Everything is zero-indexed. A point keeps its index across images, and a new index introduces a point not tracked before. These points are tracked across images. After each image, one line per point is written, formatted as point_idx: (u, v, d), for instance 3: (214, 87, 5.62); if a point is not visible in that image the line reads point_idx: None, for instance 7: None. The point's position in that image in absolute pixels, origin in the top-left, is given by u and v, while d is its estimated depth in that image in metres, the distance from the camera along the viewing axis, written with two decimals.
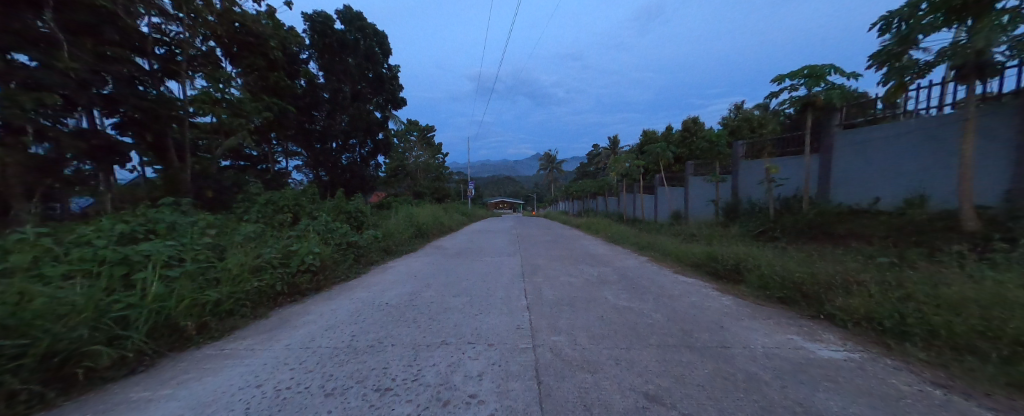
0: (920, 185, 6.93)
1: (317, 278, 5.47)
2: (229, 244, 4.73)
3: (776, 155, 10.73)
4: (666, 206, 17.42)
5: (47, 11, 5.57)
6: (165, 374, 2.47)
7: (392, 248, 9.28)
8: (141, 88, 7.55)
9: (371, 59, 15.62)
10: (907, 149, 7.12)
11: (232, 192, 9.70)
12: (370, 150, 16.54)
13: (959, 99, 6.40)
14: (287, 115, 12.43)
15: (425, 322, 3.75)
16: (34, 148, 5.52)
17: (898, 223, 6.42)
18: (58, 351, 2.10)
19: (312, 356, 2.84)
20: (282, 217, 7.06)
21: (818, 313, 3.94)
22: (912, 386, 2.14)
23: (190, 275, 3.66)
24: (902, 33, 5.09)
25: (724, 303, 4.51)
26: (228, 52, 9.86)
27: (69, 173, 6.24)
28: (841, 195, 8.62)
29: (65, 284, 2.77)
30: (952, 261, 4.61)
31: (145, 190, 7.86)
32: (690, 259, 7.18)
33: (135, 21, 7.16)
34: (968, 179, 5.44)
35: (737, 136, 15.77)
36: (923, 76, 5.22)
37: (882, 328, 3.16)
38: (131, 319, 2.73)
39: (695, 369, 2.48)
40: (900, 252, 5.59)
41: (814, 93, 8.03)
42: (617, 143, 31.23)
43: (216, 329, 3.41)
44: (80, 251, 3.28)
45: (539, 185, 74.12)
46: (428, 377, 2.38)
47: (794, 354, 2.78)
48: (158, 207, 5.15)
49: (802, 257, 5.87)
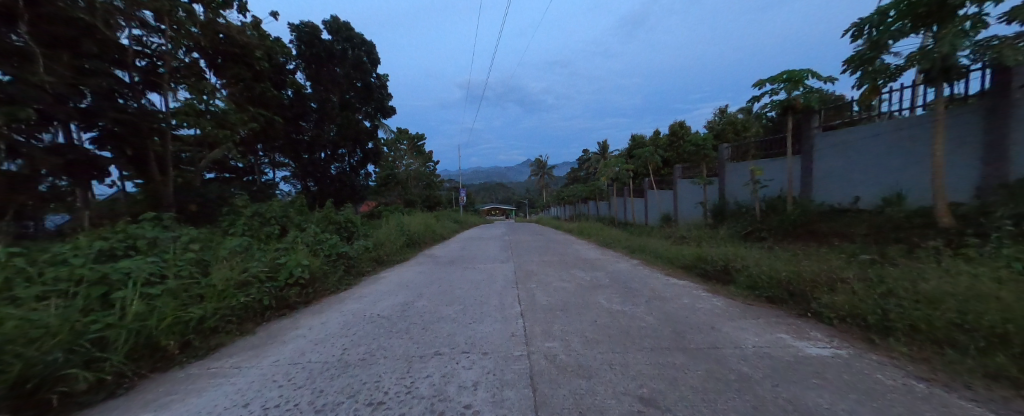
0: (896, 184, 7.19)
1: (306, 291, 5.36)
2: (214, 259, 4.60)
3: (760, 157, 11.02)
4: (656, 209, 17.63)
5: (22, 23, 5.43)
6: (146, 396, 2.38)
7: (384, 258, 9.17)
8: (120, 101, 7.34)
9: (359, 68, 15.58)
10: (883, 149, 7.40)
11: (216, 205, 9.48)
12: (359, 159, 16.40)
13: (929, 101, 6.72)
14: (274, 125, 12.26)
15: (418, 332, 3.69)
16: (6, 164, 5.33)
17: (878, 221, 6.63)
18: (32, 376, 2.03)
19: (301, 371, 2.77)
20: (269, 230, 6.92)
21: (806, 311, 4.03)
22: (897, 380, 2.19)
23: (173, 292, 3.54)
24: (873, 39, 5.33)
25: (714, 304, 4.56)
26: (212, 63, 9.73)
27: (44, 189, 6.02)
28: (823, 194, 8.88)
29: (38, 306, 2.67)
30: (929, 257, 4.77)
31: (125, 204, 7.63)
32: (680, 262, 7.27)
33: (115, 33, 7.03)
34: (941, 178, 5.66)
35: (722, 139, 16.13)
36: (893, 80, 5.45)
37: (867, 324, 3.25)
38: (109, 340, 2.64)
39: (687, 371, 2.50)
40: (881, 249, 5.76)
41: (793, 96, 8.29)
42: (607, 148, 31.54)
43: (199, 347, 3.30)
44: (55, 271, 3.15)
45: (530, 191, 74.26)
46: (421, 389, 2.35)
47: (783, 353, 2.83)
48: (138, 223, 5.00)
49: (788, 256, 6.00)
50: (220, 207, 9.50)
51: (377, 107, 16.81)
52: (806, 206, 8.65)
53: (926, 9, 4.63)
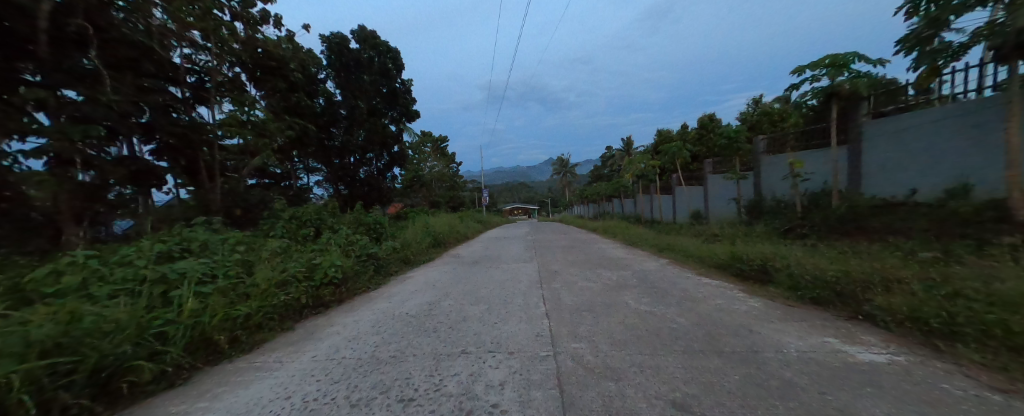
0: (963, 174, 6.70)
1: (339, 290, 5.64)
2: (258, 260, 4.93)
3: (800, 148, 10.67)
4: (686, 206, 17.81)
5: (92, 49, 6.08)
6: (200, 387, 2.59)
7: (410, 258, 9.42)
8: (174, 115, 8.05)
9: (385, 75, 16.09)
10: (950, 131, 6.86)
11: (257, 209, 10.16)
12: (386, 162, 16.92)
13: (1001, 81, 6.11)
14: (308, 133, 12.96)
15: (445, 331, 3.77)
16: (81, 175, 6.01)
17: (940, 216, 6.24)
18: (105, 367, 2.27)
19: (337, 367, 2.90)
20: (305, 231, 7.29)
21: (857, 314, 3.74)
22: (968, 391, 1.93)
23: (222, 291, 3.82)
24: (932, 16, 5.29)
25: (751, 305, 4.33)
26: (251, 76, 10.46)
27: (112, 197, 6.75)
28: (873, 188, 8.47)
29: (110, 303, 2.96)
30: (1003, 255, 4.34)
31: (179, 210, 8.35)
32: (712, 261, 7.00)
33: (168, 53, 7.71)
34: (1016, 168, 5.23)
35: (757, 131, 15.89)
36: (956, 58, 5.42)
37: (929, 328, 2.96)
38: (169, 335, 2.89)
39: (724, 375, 2.37)
40: (945, 246, 5.32)
41: (838, 83, 7.95)
42: (631, 145, 31.08)
43: (246, 342, 3.56)
44: (124, 271, 3.50)
45: (552, 190, 73.83)
46: (449, 387, 2.38)
47: (834, 358, 2.63)
48: (192, 227, 5.43)
49: (834, 255, 5.60)
50: (260, 211, 10.17)
51: (402, 111, 17.28)
52: (855, 200, 8.23)
53: None
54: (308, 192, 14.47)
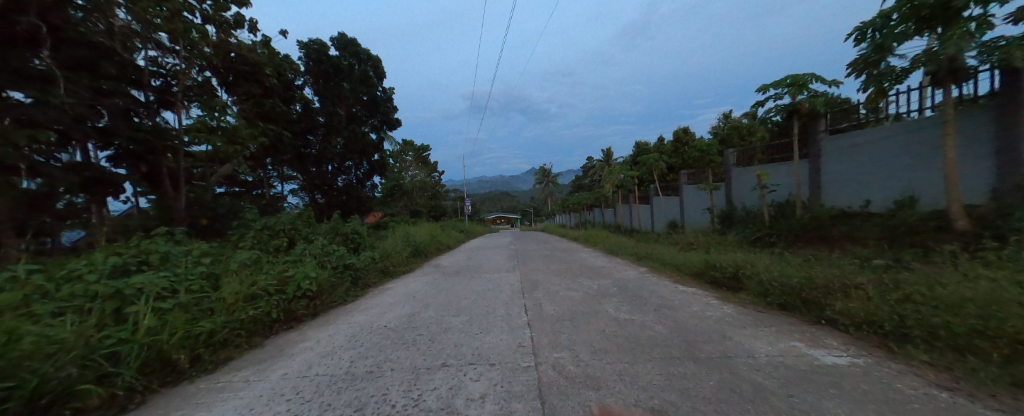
0: (909, 187, 7.30)
1: (313, 303, 5.42)
2: (225, 273, 4.65)
3: (766, 161, 11.31)
4: (663, 215, 18.35)
5: (45, 49, 5.72)
6: (155, 411, 2.40)
7: (389, 269, 9.20)
8: (136, 120, 7.61)
9: (366, 82, 15.90)
10: (897, 147, 7.48)
11: (227, 218, 9.68)
12: (366, 170, 16.60)
13: (938, 102, 6.74)
14: (283, 140, 12.56)
15: (424, 344, 3.67)
16: (25, 183, 5.56)
17: (892, 225, 6.72)
18: (47, 391, 2.07)
19: (309, 385, 2.77)
20: (278, 242, 7.00)
21: (819, 318, 3.96)
22: (918, 390, 2.07)
23: (184, 306, 3.59)
24: (878, 42, 5.81)
25: (724, 312, 4.49)
26: (223, 81, 10.09)
27: (60, 206, 6.29)
28: (832, 198, 9.06)
29: (54, 321, 2.73)
30: (946, 262, 4.73)
31: (137, 220, 7.81)
32: (687, 269, 7.23)
33: (132, 55, 7.33)
34: (954, 182, 5.75)
35: (727, 145, 16.72)
36: (899, 82, 5.93)
37: (884, 331, 3.16)
38: (122, 355, 2.68)
39: (699, 382, 2.42)
40: (896, 254, 5.73)
41: (798, 101, 8.53)
42: (610, 156, 31.91)
43: (209, 361, 3.34)
44: (72, 287, 3.23)
45: (535, 200, 74.24)
46: (428, 402, 2.32)
47: (799, 359, 2.76)
48: (152, 238, 5.08)
49: (798, 262, 5.90)
50: (230, 220, 9.68)
51: (383, 119, 17.10)
52: (817, 210, 8.77)
53: (929, 12, 5.07)
54: (282, 201, 13.93)
